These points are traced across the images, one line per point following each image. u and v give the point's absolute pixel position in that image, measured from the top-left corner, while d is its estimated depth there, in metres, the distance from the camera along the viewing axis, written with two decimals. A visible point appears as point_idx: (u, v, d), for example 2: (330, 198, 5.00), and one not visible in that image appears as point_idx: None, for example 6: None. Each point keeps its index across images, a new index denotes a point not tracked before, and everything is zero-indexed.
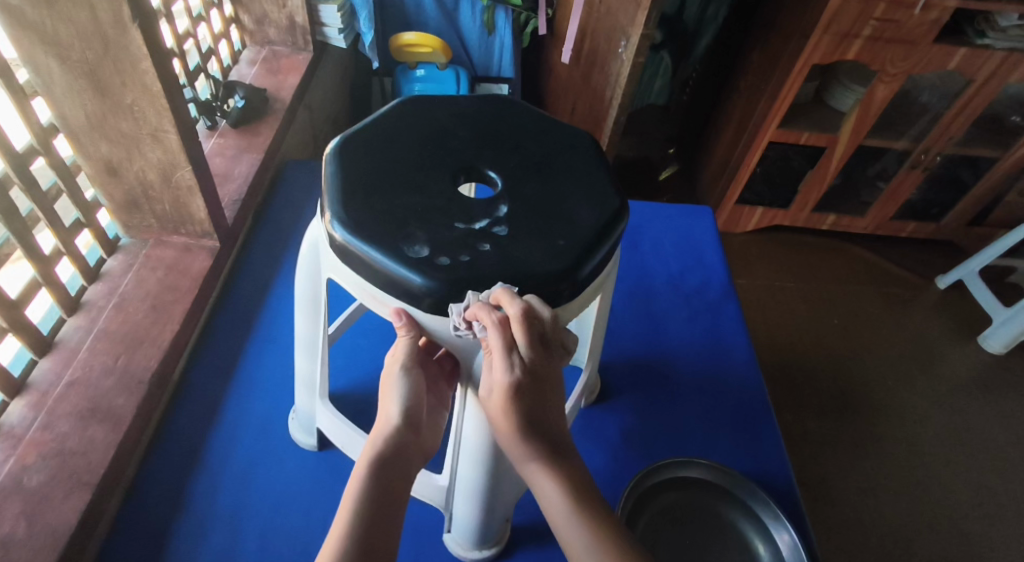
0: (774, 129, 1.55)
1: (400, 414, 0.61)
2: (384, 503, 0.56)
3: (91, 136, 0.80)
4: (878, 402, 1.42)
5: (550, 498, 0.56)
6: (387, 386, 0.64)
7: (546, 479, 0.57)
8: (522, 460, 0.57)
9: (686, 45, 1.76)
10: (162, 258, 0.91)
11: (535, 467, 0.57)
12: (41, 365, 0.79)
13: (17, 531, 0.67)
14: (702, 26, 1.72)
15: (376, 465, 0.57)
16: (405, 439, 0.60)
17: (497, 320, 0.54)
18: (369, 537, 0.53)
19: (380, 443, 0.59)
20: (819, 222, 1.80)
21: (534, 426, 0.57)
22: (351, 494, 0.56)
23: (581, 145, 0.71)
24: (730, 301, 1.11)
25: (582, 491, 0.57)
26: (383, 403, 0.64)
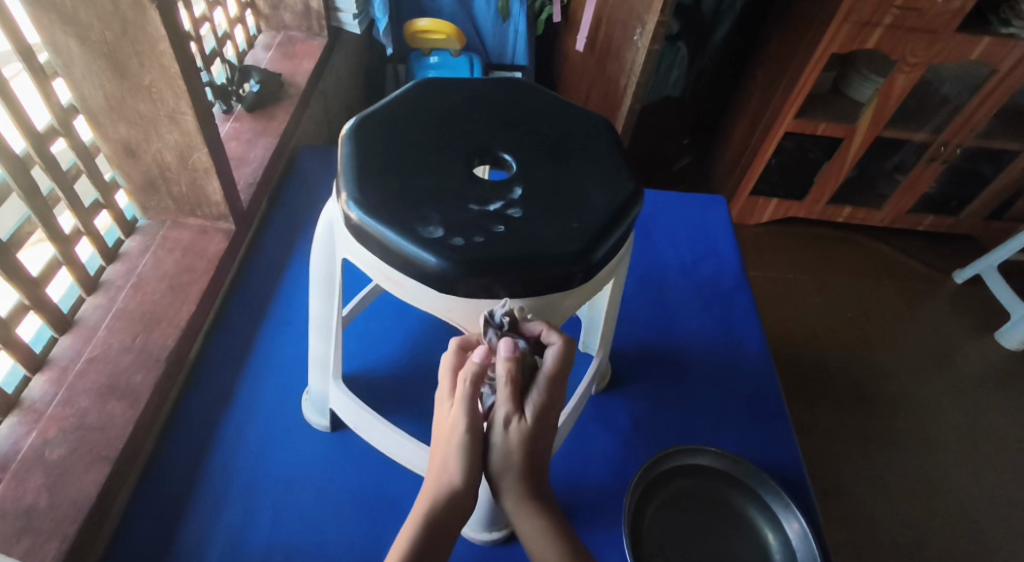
0: (791, 119, 1.54)
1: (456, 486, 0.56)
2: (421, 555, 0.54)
3: (110, 117, 0.81)
4: (891, 396, 1.41)
5: (535, 535, 0.58)
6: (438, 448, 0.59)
7: (535, 518, 0.58)
8: (513, 500, 0.58)
9: (703, 35, 1.72)
10: (179, 240, 0.92)
11: (525, 505, 0.58)
12: (61, 343, 0.81)
13: (39, 501, 0.68)
14: (720, 15, 1.68)
15: (422, 530, 0.55)
16: (451, 505, 0.56)
17: (559, 342, 0.57)
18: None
19: (426, 502, 0.56)
20: (835, 215, 1.78)
21: (532, 466, 0.58)
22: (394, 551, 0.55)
23: (595, 128, 0.71)
24: (743, 290, 1.10)
25: (567, 534, 0.58)
26: (432, 464, 0.58)
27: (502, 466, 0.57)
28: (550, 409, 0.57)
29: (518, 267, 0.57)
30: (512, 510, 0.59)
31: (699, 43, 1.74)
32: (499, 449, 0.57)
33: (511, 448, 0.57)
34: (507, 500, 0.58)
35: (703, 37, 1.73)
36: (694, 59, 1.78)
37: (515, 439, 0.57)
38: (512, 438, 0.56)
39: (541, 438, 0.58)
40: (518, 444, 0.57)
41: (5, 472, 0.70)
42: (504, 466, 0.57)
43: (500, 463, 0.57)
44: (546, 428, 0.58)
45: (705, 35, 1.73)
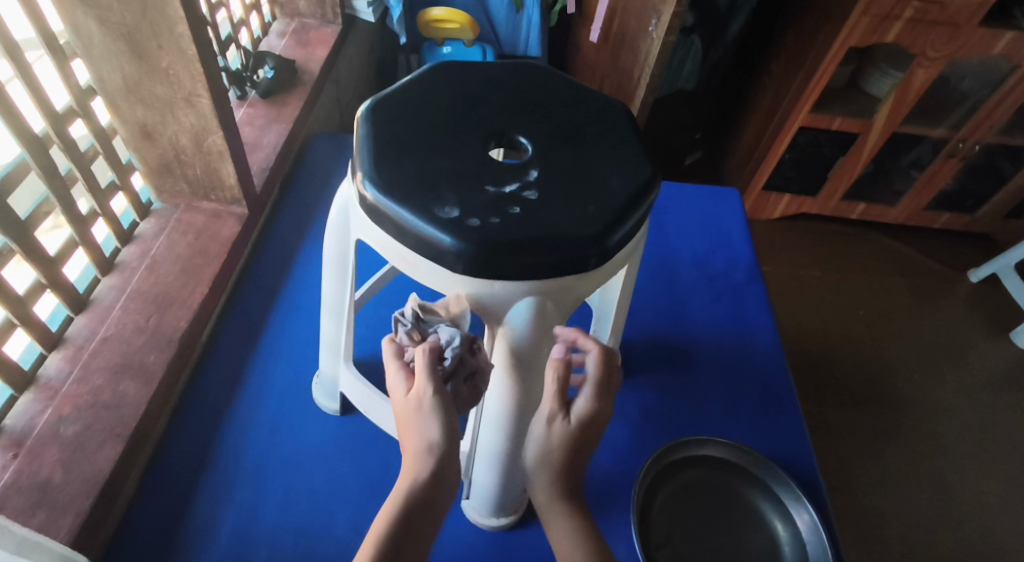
0: (806, 114, 1.53)
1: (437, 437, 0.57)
2: (416, 517, 0.55)
3: (127, 99, 0.81)
4: (903, 394, 1.40)
5: (562, 540, 0.59)
6: (405, 411, 0.59)
7: (566, 523, 0.59)
8: (546, 497, 0.61)
9: (718, 29, 1.69)
10: (192, 223, 0.93)
11: (557, 506, 0.60)
12: (76, 322, 0.82)
13: (54, 477, 0.69)
14: (734, 9, 1.65)
15: (416, 493, 0.55)
16: (442, 463, 0.57)
17: (598, 349, 0.63)
18: (398, 542, 0.53)
19: (416, 464, 0.56)
20: (848, 211, 1.77)
21: (569, 469, 0.61)
22: (385, 511, 0.55)
23: (613, 112, 0.70)
24: (755, 283, 1.09)
25: (594, 552, 0.58)
26: (409, 430, 0.59)
27: (539, 460, 0.61)
28: (597, 418, 0.62)
29: (534, 249, 0.57)
30: (544, 512, 0.61)
31: (713, 37, 1.71)
32: (540, 443, 0.61)
33: (550, 443, 0.61)
34: (541, 497, 0.61)
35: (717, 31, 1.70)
36: (708, 53, 1.75)
37: (557, 435, 0.61)
38: (555, 436, 0.61)
39: (582, 444, 0.62)
40: (561, 442, 0.61)
41: (21, 447, 0.71)
42: (543, 462, 0.61)
43: (539, 458, 0.61)
44: (590, 439, 0.62)
45: (719, 29, 1.70)
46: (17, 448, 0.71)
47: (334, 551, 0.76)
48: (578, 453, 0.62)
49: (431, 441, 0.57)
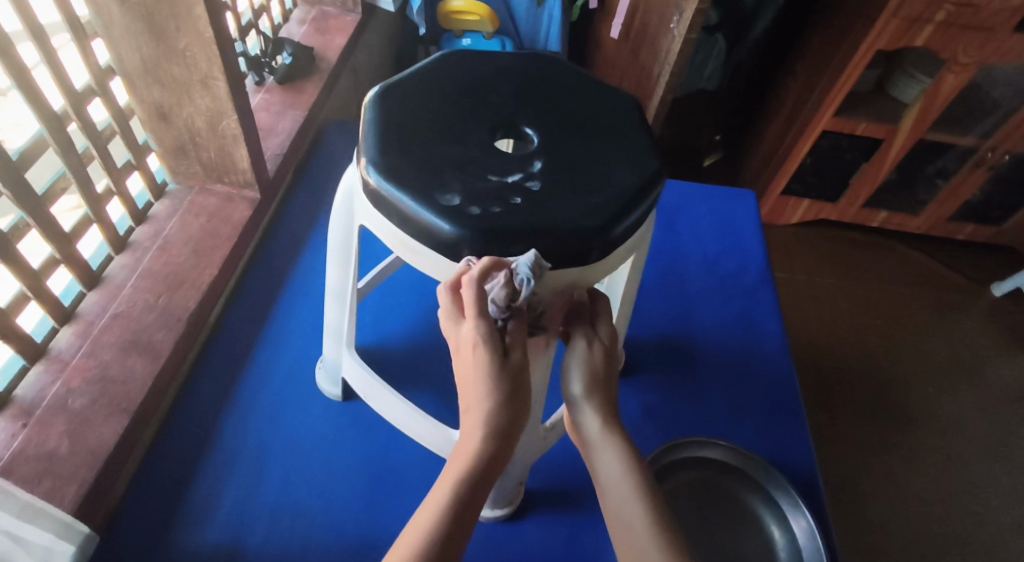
0: (829, 117, 1.50)
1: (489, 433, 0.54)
2: (474, 498, 0.53)
3: (144, 79, 0.82)
4: (917, 406, 1.38)
5: (615, 474, 0.57)
6: (473, 396, 0.55)
7: (617, 455, 0.57)
8: (597, 429, 0.59)
9: (742, 29, 1.66)
10: (205, 206, 0.94)
11: (609, 438, 0.58)
12: (88, 298, 0.83)
13: (60, 447, 0.71)
14: (760, 11, 1.62)
15: (473, 474, 0.53)
16: (504, 444, 0.55)
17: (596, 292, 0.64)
18: (458, 520, 0.52)
19: (475, 446, 0.54)
20: (868, 219, 1.74)
21: (608, 396, 0.60)
22: (440, 492, 0.53)
23: (623, 105, 0.69)
24: (766, 286, 1.08)
25: (647, 477, 0.57)
26: (470, 411, 0.55)
27: (585, 386, 0.59)
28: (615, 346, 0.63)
29: (534, 239, 0.56)
30: (594, 440, 0.59)
31: (737, 37, 1.68)
32: (584, 367, 0.60)
33: (595, 364, 0.60)
34: (591, 433, 0.59)
35: (741, 31, 1.67)
36: (731, 53, 1.72)
37: (594, 358, 0.60)
38: (596, 356, 0.60)
39: (611, 370, 0.62)
40: (598, 368, 0.60)
41: (29, 417, 0.72)
42: (591, 386, 0.59)
43: (583, 384, 0.59)
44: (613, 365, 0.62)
45: (743, 29, 1.67)
46: (26, 417, 0.73)
47: (331, 534, 0.77)
48: (611, 377, 0.61)
49: (496, 422, 0.54)
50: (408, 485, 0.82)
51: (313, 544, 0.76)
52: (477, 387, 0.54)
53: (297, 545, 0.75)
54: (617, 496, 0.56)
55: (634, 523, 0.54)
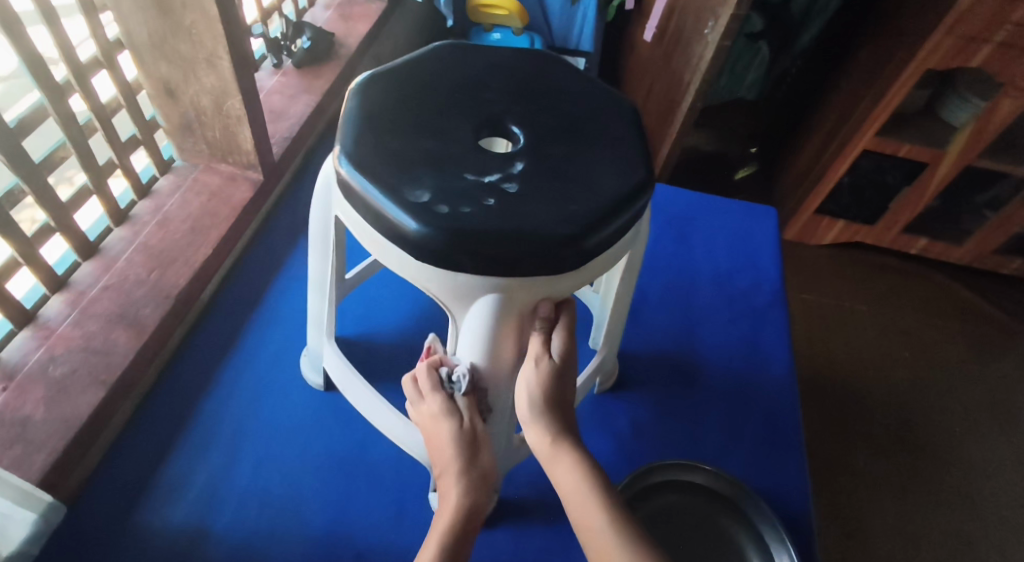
0: (871, 137, 1.42)
1: (466, 483, 0.58)
2: (463, 540, 0.56)
3: (152, 54, 0.83)
4: (941, 446, 1.29)
5: (574, 483, 0.57)
6: (448, 462, 0.59)
7: (571, 461, 0.58)
8: (549, 441, 0.59)
9: (789, 38, 1.55)
10: (208, 184, 0.94)
11: (562, 446, 0.59)
12: (82, 268, 0.84)
13: (35, 413, 0.71)
14: (809, 19, 1.51)
15: (459, 523, 0.56)
16: (481, 494, 0.58)
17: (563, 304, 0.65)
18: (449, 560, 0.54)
19: (456, 499, 0.57)
20: (907, 245, 1.65)
21: (557, 407, 0.61)
22: (431, 545, 0.55)
23: (619, 110, 0.66)
24: (778, 308, 1.03)
25: (605, 481, 0.58)
26: (446, 475, 0.59)
27: (535, 407, 0.60)
28: (568, 359, 0.63)
29: (503, 243, 0.54)
30: (547, 457, 0.59)
31: (782, 45, 1.57)
32: (534, 385, 0.61)
33: (546, 383, 0.60)
34: (543, 448, 0.59)
35: (788, 39, 1.55)
36: (775, 62, 1.61)
37: (540, 378, 0.61)
38: (542, 374, 0.61)
39: (562, 384, 0.62)
40: (544, 385, 0.60)
41: (9, 381, 0.74)
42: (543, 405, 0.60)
43: (534, 404, 0.60)
44: (564, 378, 0.63)
45: (789, 38, 1.55)
46: (7, 381, 0.74)
47: (295, 525, 0.76)
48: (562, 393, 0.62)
49: (471, 479, 0.58)
50: (379, 483, 0.80)
51: (274, 533, 0.75)
52: (455, 453, 0.59)
53: (260, 533, 0.74)
54: (580, 505, 0.56)
55: (601, 530, 0.54)
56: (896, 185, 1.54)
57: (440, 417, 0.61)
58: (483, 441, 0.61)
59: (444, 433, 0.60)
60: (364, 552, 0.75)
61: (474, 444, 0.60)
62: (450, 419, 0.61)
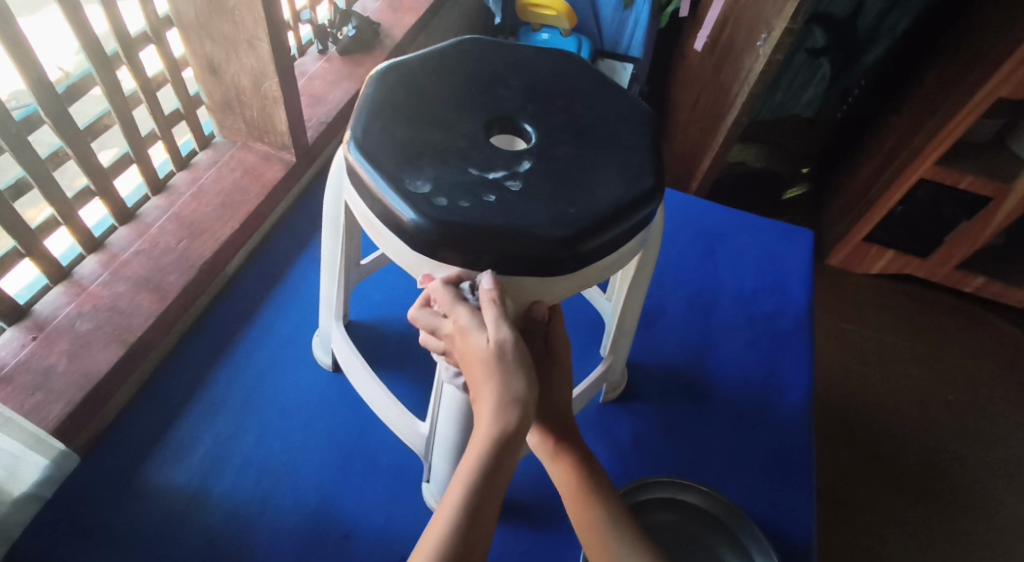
0: (930, 164, 1.29)
1: (502, 414, 0.51)
2: (498, 469, 0.52)
3: (198, 33, 0.86)
4: (977, 496, 1.22)
5: (569, 482, 0.63)
6: (479, 383, 0.51)
7: (567, 463, 0.63)
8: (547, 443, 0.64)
9: (853, 55, 1.43)
10: (243, 161, 0.98)
11: (560, 447, 0.64)
12: (118, 232, 0.88)
13: (59, 364, 0.75)
14: (876, 36, 1.40)
15: (485, 466, 0.51)
16: (514, 437, 0.51)
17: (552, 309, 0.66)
18: (481, 497, 0.51)
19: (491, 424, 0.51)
20: (962, 282, 1.51)
21: (554, 409, 0.64)
22: (462, 475, 0.52)
23: (635, 117, 0.66)
24: (801, 333, 1.00)
25: (598, 480, 0.63)
26: (479, 402, 0.52)
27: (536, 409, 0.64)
28: (562, 363, 0.65)
29: (496, 240, 0.54)
30: (549, 455, 0.64)
31: (845, 63, 1.45)
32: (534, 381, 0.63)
33: (541, 387, 0.63)
34: (544, 448, 0.65)
35: (851, 57, 1.44)
36: (836, 80, 1.49)
37: None
38: (537, 378, 0.63)
39: (556, 387, 0.64)
40: (540, 391, 0.63)
41: (39, 332, 0.77)
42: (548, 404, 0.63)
43: (533, 409, 0.64)
44: (558, 382, 0.65)
45: (853, 55, 1.44)
46: (37, 331, 0.77)
47: (290, 497, 0.77)
48: (558, 390, 0.65)
49: (509, 409, 0.51)
50: (375, 467, 0.81)
51: (268, 504, 0.76)
52: (489, 379, 0.51)
53: (256, 501, 0.76)
54: (575, 502, 0.62)
55: (592, 526, 0.60)
56: (954, 219, 1.39)
57: (470, 331, 0.52)
58: (517, 360, 0.51)
59: (476, 349, 0.51)
60: (353, 532, 0.76)
61: (510, 365, 0.51)
62: (479, 334, 0.52)
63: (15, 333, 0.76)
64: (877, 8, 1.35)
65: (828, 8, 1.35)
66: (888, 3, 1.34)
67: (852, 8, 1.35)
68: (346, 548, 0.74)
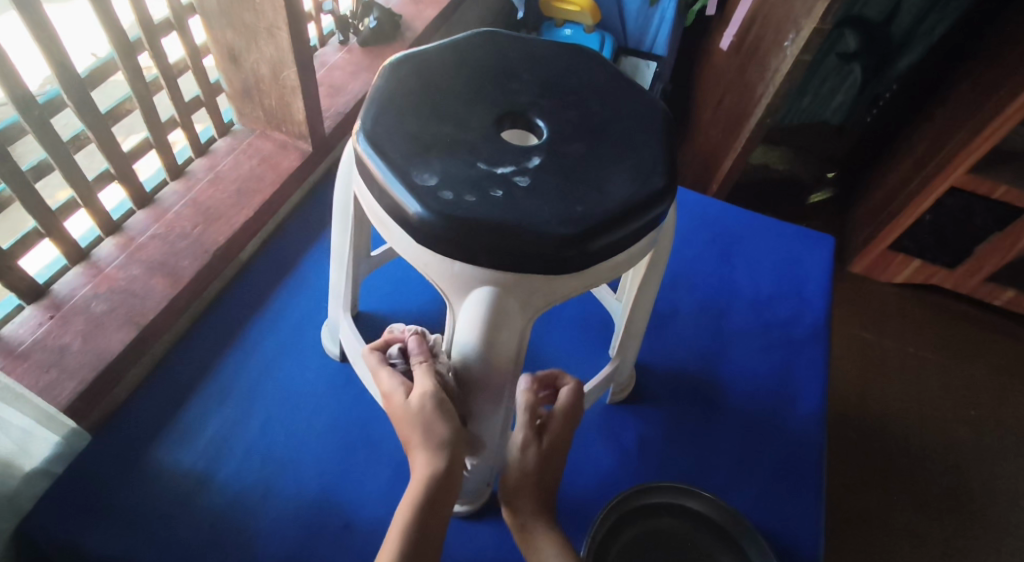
0: (962, 172, 1.25)
1: (422, 450, 0.57)
2: (436, 497, 0.56)
3: (219, 21, 0.87)
4: (998, 516, 1.18)
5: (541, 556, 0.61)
6: (410, 436, 0.58)
7: (544, 537, 0.63)
8: (530, 511, 0.64)
9: (885, 61, 1.40)
10: (261, 149, 0.98)
11: (538, 521, 0.63)
12: (136, 215, 0.89)
13: (72, 343, 0.75)
14: (910, 42, 1.36)
15: (421, 494, 0.56)
16: (443, 466, 0.57)
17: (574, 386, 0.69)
18: (422, 528, 0.55)
19: (426, 469, 0.57)
20: (990, 295, 1.46)
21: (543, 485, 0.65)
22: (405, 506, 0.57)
23: (649, 114, 0.65)
24: (818, 341, 0.98)
25: None
26: (411, 448, 0.58)
27: (518, 483, 0.64)
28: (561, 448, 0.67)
29: (500, 237, 0.53)
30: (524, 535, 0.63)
31: (876, 69, 1.41)
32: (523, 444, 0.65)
33: (533, 464, 0.64)
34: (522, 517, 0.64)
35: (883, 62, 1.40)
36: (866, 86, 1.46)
37: (526, 459, 0.64)
38: (529, 453, 0.64)
39: (550, 468, 0.66)
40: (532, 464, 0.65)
41: (56, 311, 0.78)
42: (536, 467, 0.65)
43: (518, 481, 0.64)
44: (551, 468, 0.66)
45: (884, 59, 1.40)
46: (54, 310, 0.78)
47: (292, 486, 0.78)
48: (547, 475, 0.65)
49: (429, 446, 0.57)
50: (378, 459, 0.81)
51: (271, 490, 0.77)
52: (412, 429, 0.58)
53: (259, 487, 0.77)
54: None
55: None
56: (985, 229, 1.34)
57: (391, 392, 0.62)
58: (438, 408, 0.58)
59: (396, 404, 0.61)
60: (353, 522, 0.76)
61: (433, 410, 0.58)
62: (400, 395, 0.61)
63: (33, 312, 0.77)
64: (912, 12, 1.31)
65: (861, 11, 1.32)
66: (924, 8, 1.29)
67: (885, 13, 1.32)
68: (346, 537, 0.75)
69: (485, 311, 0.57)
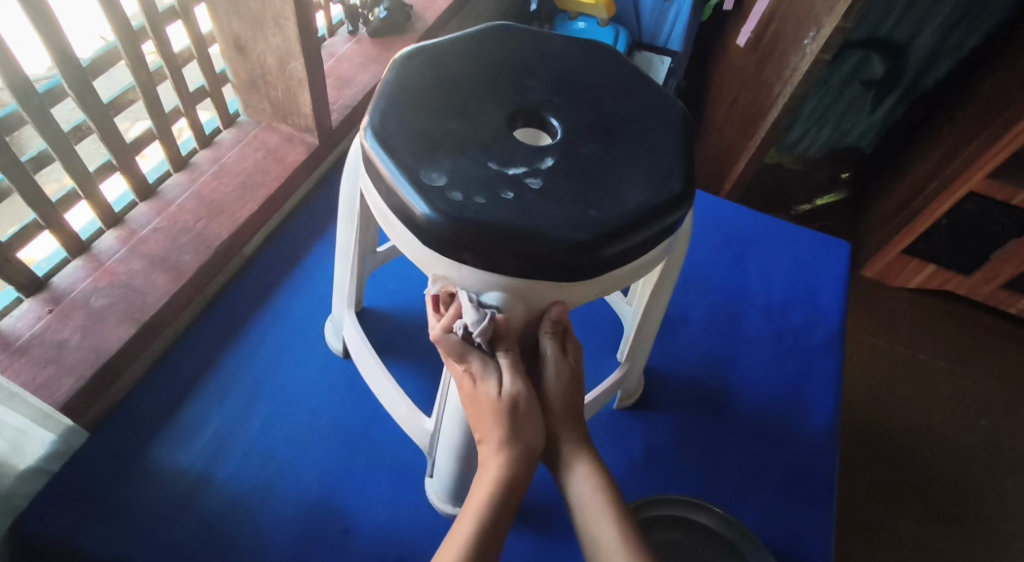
0: (983, 176, 1.22)
1: (507, 456, 0.57)
2: (507, 504, 0.57)
3: (225, 10, 0.85)
4: (1009, 531, 1.15)
5: (586, 492, 0.59)
6: (490, 434, 0.58)
7: (588, 469, 0.60)
8: (570, 448, 0.61)
9: (907, 76, 1.36)
10: (266, 142, 0.97)
11: (580, 457, 0.61)
12: (139, 208, 0.88)
13: (71, 339, 0.74)
14: (937, 55, 1.32)
15: (498, 496, 0.56)
16: (525, 467, 0.58)
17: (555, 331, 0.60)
18: (490, 532, 0.55)
19: (500, 470, 0.57)
20: (1006, 303, 1.43)
21: (572, 412, 0.62)
22: (474, 508, 0.56)
23: (666, 114, 0.62)
24: (831, 351, 0.96)
25: (618, 497, 0.59)
26: (487, 445, 0.58)
27: (557, 415, 0.61)
28: (574, 374, 0.62)
29: (507, 239, 0.51)
30: (567, 461, 0.61)
31: (904, 90, 1.39)
32: (553, 395, 0.61)
33: (568, 388, 0.61)
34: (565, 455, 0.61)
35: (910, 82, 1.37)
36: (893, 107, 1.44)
37: (552, 399, 0.61)
38: (562, 378, 0.61)
39: (573, 390, 0.62)
40: (558, 393, 0.61)
41: (55, 305, 0.76)
42: (561, 410, 0.61)
43: (555, 412, 0.61)
44: (575, 387, 0.62)
45: (912, 79, 1.37)
46: (53, 304, 0.76)
47: (292, 488, 0.76)
48: (576, 397, 0.62)
49: (515, 450, 0.57)
50: (379, 463, 0.79)
51: (270, 493, 0.75)
52: (495, 426, 0.57)
53: (259, 489, 0.75)
54: (592, 514, 0.58)
55: (608, 545, 0.56)
56: (1003, 236, 1.30)
57: (481, 381, 0.58)
58: (526, 411, 0.58)
59: (485, 400, 0.58)
60: (353, 527, 0.74)
61: (519, 415, 0.58)
62: (492, 384, 0.58)
63: (32, 305, 0.76)
64: (938, 29, 1.27)
65: (889, 34, 1.29)
66: (951, 22, 1.25)
67: (911, 33, 1.29)
68: (347, 543, 0.73)
69: (496, 316, 0.56)
